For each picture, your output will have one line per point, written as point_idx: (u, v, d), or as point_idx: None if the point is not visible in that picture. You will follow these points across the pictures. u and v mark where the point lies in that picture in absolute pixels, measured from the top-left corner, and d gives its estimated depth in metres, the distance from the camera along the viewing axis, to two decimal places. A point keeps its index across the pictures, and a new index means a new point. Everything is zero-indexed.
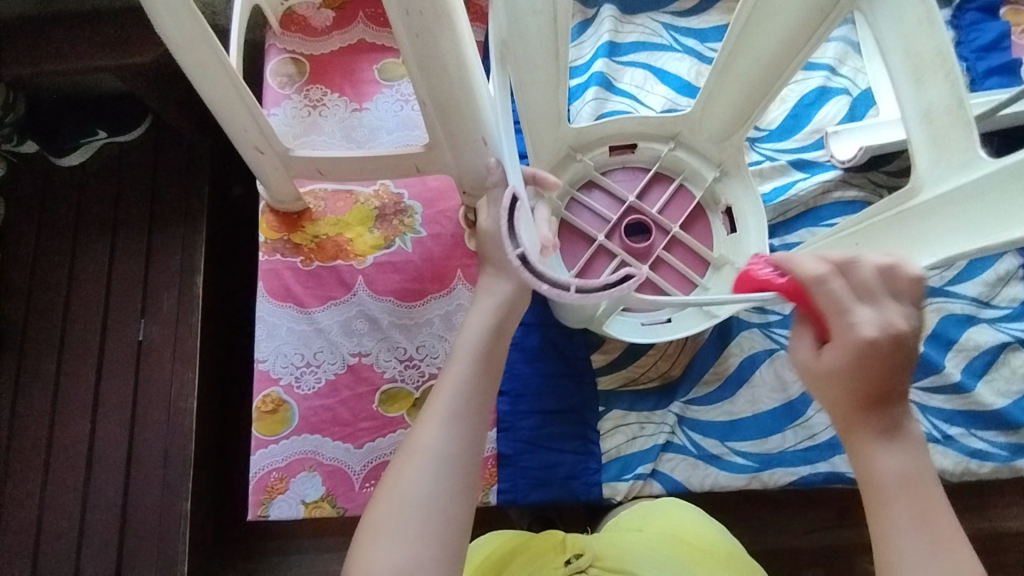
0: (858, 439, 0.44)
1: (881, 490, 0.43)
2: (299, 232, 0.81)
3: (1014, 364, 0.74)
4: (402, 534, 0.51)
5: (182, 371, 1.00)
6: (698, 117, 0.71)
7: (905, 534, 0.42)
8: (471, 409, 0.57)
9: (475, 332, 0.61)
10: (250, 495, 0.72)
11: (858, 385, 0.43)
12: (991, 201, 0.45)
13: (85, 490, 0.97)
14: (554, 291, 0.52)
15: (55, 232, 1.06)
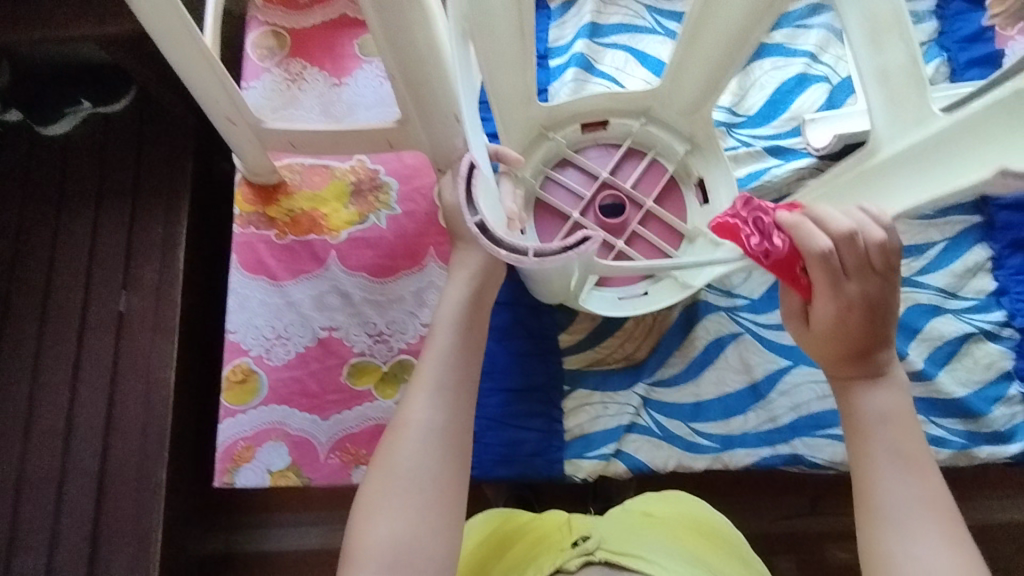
0: (848, 384, 0.58)
1: (872, 439, 0.56)
2: (274, 205, 0.81)
3: (977, 355, 0.75)
4: (400, 503, 0.58)
5: (162, 342, 1.01)
6: (666, 92, 0.70)
7: (901, 493, 0.54)
8: (454, 382, 0.63)
9: (452, 308, 0.66)
10: (218, 462, 0.74)
11: (845, 345, 0.57)
12: (951, 150, 0.48)
13: (65, 455, 0.99)
14: (513, 258, 0.53)
15: (40, 201, 1.08)
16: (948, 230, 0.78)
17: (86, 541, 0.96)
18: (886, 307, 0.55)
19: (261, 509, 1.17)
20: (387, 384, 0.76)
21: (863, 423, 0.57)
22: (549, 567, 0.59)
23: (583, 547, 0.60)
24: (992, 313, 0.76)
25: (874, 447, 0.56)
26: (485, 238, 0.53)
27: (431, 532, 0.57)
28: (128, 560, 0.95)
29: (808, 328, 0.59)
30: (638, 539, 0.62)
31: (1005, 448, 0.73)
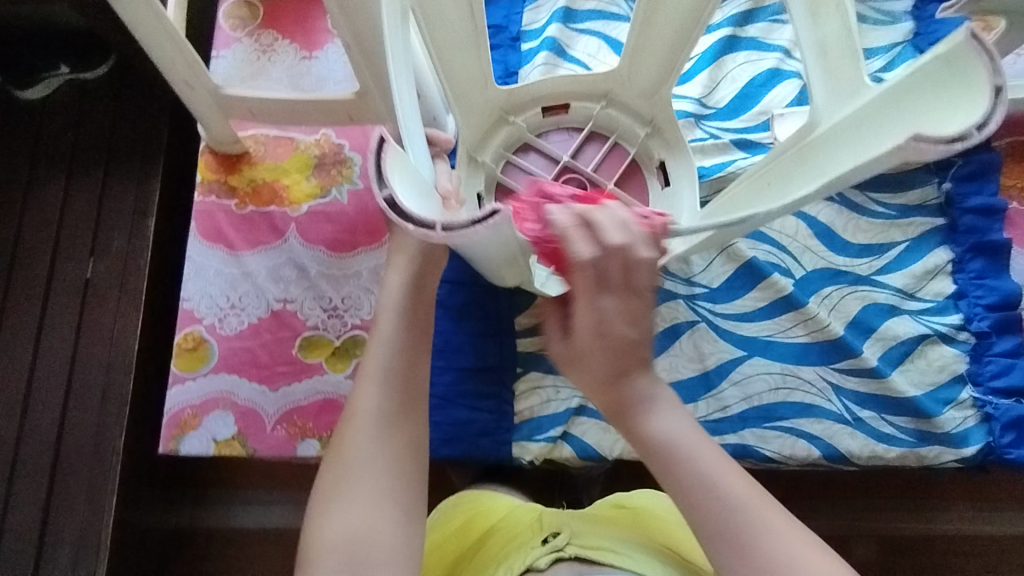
0: (626, 418, 0.51)
1: (674, 466, 0.50)
2: (236, 175, 0.81)
3: (931, 357, 0.75)
4: (359, 498, 0.54)
5: (127, 311, 1.00)
6: (625, 74, 0.71)
7: (714, 501, 0.49)
8: (404, 365, 0.59)
9: (394, 293, 0.62)
10: (163, 428, 0.73)
11: (604, 370, 0.49)
12: (877, 116, 0.49)
13: (22, 419, 0.98)
14: (425, 236, 0.45)
15: (11, 163, 1.06)
16: (911, 232, 0.78)
17: (39, 508, 0.95)
18: (642, 316, 0.47)
19: (227, 483, 1.10)
20: (338, 359, 0.75)
21: (655, 458, 0.50)
22: (520, 566, 0.56)
23: (553, 543, 0.57)
24: (949, 315, 0.76)
25: (686, 475, 0.50)
26: (393, 213, 0.45)
27: (394, 525, 0.54)
28: (81, 529, 0.94)
29: (568, 352, 0.51)
30: (608, 533, 0.60)
31: (956, 450, 0.73)
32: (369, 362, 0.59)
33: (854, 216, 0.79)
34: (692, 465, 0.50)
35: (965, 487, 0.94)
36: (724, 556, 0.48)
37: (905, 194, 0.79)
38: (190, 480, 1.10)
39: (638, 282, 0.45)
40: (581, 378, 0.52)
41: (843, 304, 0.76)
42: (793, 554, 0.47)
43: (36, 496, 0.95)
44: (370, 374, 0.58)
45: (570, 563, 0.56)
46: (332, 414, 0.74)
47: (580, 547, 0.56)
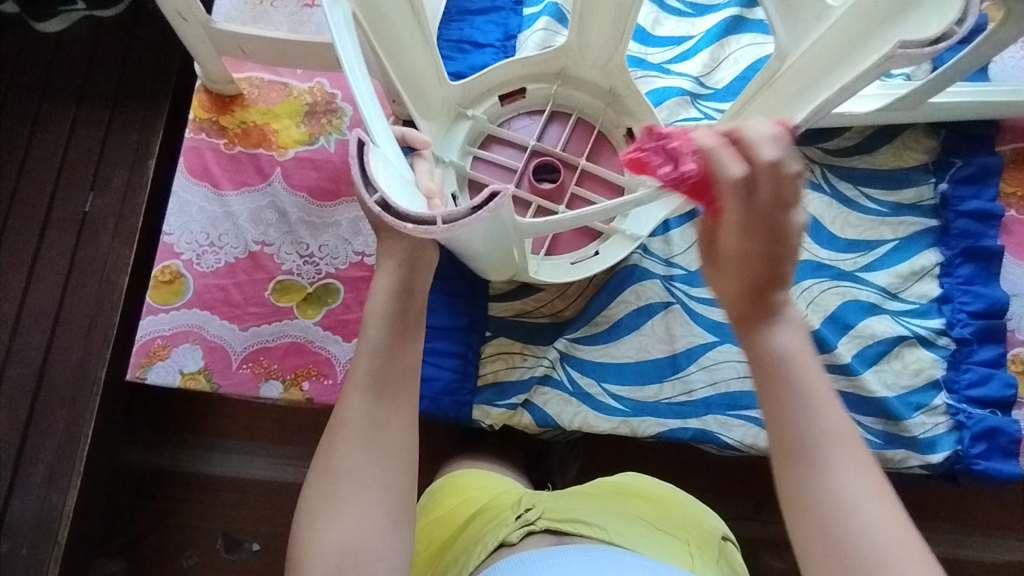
0: (746, 325, 0.51)
1: (784, 387, 0.48)
2: (228, 115, 0.80)
3: (907, 359, 0.73)
4: (343, 512, 0.52)
5: (120, 246, 1.01)
6: (574, 52, 0.72)
7: (816, 428, 0.47)
8: (393, 374, 0.57)
9: (382, 298, 0.57)
10: (133, 356, 0.74)
11: (745, 274, 0.50)
12: (852, 33, 0.52)
13: (10, 342, 0.97)
14: (423, 230, 0.45)
15: (21, 92, 1.04)
16: (901, 231, 0.76)
17: (18, 432, 0.95)
18: (789, 232, 0.49)
19: (213, 430, 1.05)
20: (308, 305, 0.76)
21: (763, 373, 0.49)
22: (493, 541, 0.56)
23: (526, 517, 0.58)
24: (931, 319, 0.74)
25: (788, 395, 0.48)
26: (388, 216, 0.44)
27: (383, 536, 0.52)
28: (57, 454, 0.95)
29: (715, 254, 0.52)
30: (583, 506, 0.60)
31: (923, 456, 0.71)
32: (358, 370, 0.56)
33: (843, 210, 0.77)
34: (792, 385, 0.48)
35: (946, 507, 0.91)
36: (801, 483, 0.47)
37: (899, 192, 0.77)
38: (178, 427, 1.05)
39: (756, 181, 0.46)
40: (718, 280, 0.53)
41: (823, 298, 0.74)
42: (867, 499, 0.45)
43: (15, 419, 0.95)
44: (360, 383, 0.56)
45: (541, 536, 0.56)
46: (298, 357, 0.75)
47: (552, 518, 0.57)
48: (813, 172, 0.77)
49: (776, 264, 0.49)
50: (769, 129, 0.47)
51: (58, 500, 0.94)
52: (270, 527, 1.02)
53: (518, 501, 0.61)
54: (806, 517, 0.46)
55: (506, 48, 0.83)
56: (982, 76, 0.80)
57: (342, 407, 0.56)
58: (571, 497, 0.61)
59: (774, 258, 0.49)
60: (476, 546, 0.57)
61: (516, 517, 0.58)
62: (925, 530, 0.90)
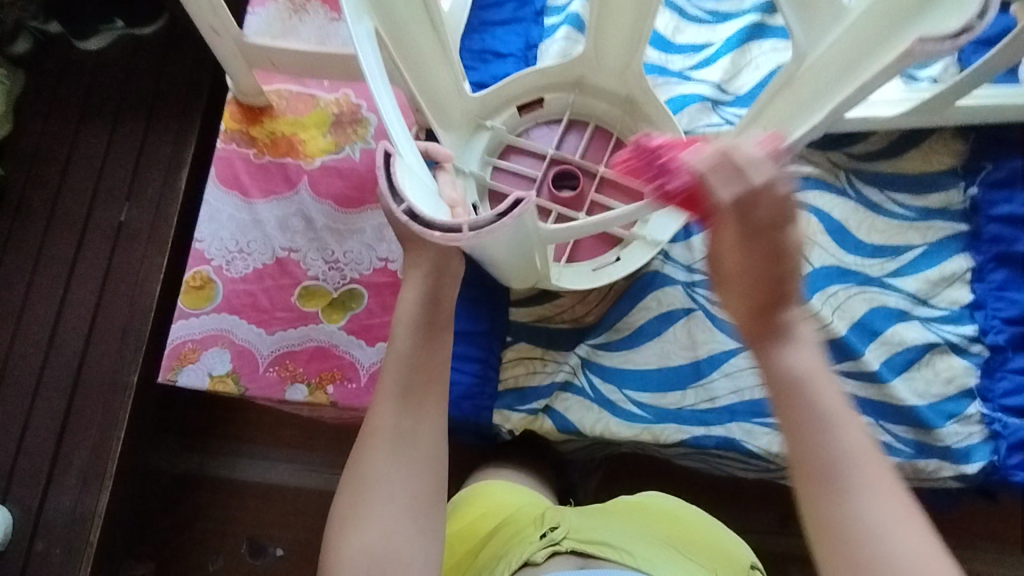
0: (762, 346, 0.49)
1: (802, 412, 0.47)
2: (257, 126, 0.83)
3: (938, 367, 0.71)
4: (378, 520, 0.53)
5: (153, 255, 1.04)
6: (592, 61, 0.72)
7: (840, 448, 0.46)
8: (422, 384, 0.57)
9: (411, 308, 0.57)
10: (164, 359, 0.76)
11: (754, 293, 0.49)
12: (868, 33, 0.53)
13: (48, 347, 1.01)
14: (449, 237, 0.46)
15: (62, 107, 1.09)
16: (930, 235, 0.75)
17: (54, 436, 0.98)
18: (790, 249, 0.48)
19: (238, 435, 1.08)
20: (333, 310, 0.78)
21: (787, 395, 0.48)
22: (516, 561, 0.58)
23: (550, 537, 0.60)
24: (963, 325, 0.72)
25: (810, 418, 0.47)
26: (414, 224, 0.46)
27: (412, 541, 0.53)
28: (92, 455, 0.97)
29: (720, 270, 0.51)
30: (607, 525, 0.61)
31: (957, 466, 0.69)
32: (388, 379, 0.57)
33: (870, 215, 0.76)
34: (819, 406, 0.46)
35: (979, 521, 0.88)
36: (831, 513, 0.45)
37: (926, 197, 0.76)
38: (207, 431, 1.09)
39: (766, 195, 0.46)
40: (725, 294, 0.52)
41: (848, 304, 0.73)
42: (896, 526, 0.44)
43: (51, 423, 0.98)
44: (390, 391, 0.56)
45: (567, 557, 0.58)
46: (323, 361, 0.76)
47: (577, 541, 0.58)
48: (838, 177, 0.76)
49: (777, 268, 0.48)
50: (754, 149, 0.47)
51: (91, 501, 0.96)
52: (294, 533, 1.04)
53: (541, 520, 0.63)
54: (836, 548, 0.45)
55: (527, 58, 0.84)
56: (1010, 78, 0.78)
57: (372, 416, 0.56)
58: (595, 516, 0.63)
59: (776, 270, 0.48)
60: (501, 562, 0.59)
61: (541, 537, 0.60)
62: (961, 546, 0.87)
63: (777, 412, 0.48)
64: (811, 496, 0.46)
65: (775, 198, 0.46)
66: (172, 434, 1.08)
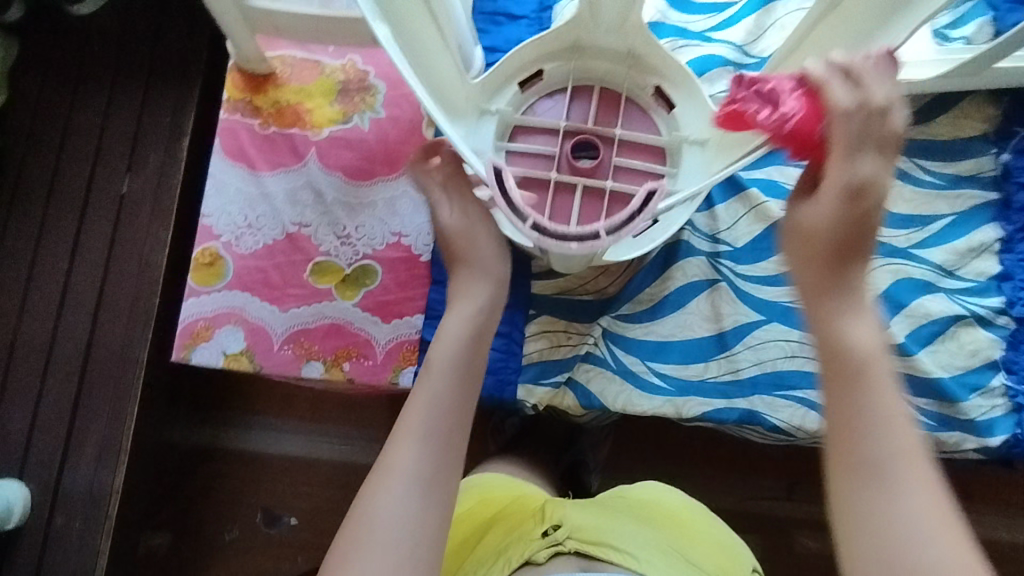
0: (826, 305, 0.50)
1: (855, 382, 0.47)
2: (261, 95, 0.80)
3: (963, 340, 0.70)
4: (380, 558, 0.50)
5: (156, 229, 1.02)
6: (585, 21, 0.68)
7: (883, 440, 0.45)
8: (447, 429, 0.55)
9: (452, 342, 0.58)
10: (176, 337, 0.74)
11: (836, 241, 0.50)
12: None
13: (56, 323, 1.00)
14: (587, 242, 0.57)
15: (56, 75, 1.05)
16: (959, 205, 0.72)
17: (67, 412, 0.98)
18: (869, 230, 0.50)
19: (250, 408, 1.09)
20: (347, 286, 0.76)
21: (834, 344, 0.49)
22: (519, 559, 0.59)
23: (553, 537, 0.60)
24: (989, 297, 0.70)
25: (861, 392, 0.47)
26: (547, 237, 0.56)
27: None
28: (105, 430, 0.97)
29: (800, 225, 0.52)
30: (610, 525, 0.62)
31: (979, 439, 0.69)
32: (415, 416, 0.55)
33: (898, 183, 0.73)
34: (863, 319, 0.50)
35: None
36: (867, 497, 0.45)
37: (957, 163, 0.73)
38: (220, 404, 1.09)
39: (864, 122, 0.49)
40: (795, 252, 0.53)
41: (873, 276, 0.71)
42: (929, 518, 0.43)
43: (63, 399, 0.98)
44: (413, 430, 0.54)
45: (569, 558, 0.59)
46: (338, 338, 0.75)
47: (580, 541, 0.59)
48: None
49: (866, 234, 0.50)
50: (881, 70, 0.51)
51: (108, 475, 0.96)
52: (309, 505, 1.05)
53: (543, 515, 0.63)
54: (859, 536, 0.45)
55: (541, 20, 0.81)
56: None
57: (395, 447, 0.54)
58: (597, 515, 0.63)
59: (863, 226, 0.50)
60: (501, 558, 0.60)
61: (542, 536, 0.60)
62: None
63: (824, 373, 0.49)
64: (835, 397, 0.48)
65: (889, 130, 0.50)
66: (184, 407, 1.08)
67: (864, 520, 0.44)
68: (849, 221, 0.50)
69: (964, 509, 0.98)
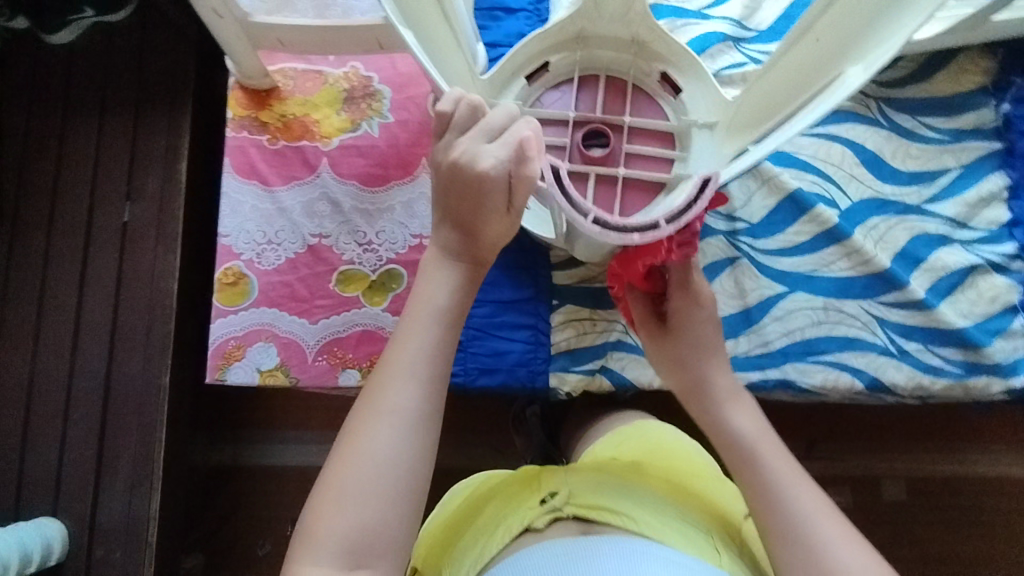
0: (712, 407, 0.62)
1: (763, 472, 0.57)
2: (267, 110, 0.79)
3: (982, 287, 0.72)
4: (371, 497, 0.49)
5: (164, 254, 0.95)
6: (590, 10, 0.66)
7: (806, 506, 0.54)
8: (437, 369, 0.53)
9: (437, 292, 0.54)
10: (208, 359, 0.75)
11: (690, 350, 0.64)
12: None
13: (71, 359, 0.94)
14: (649, 233, 0.53)
15: (40, 102, 0.97)
16: (965, 157, 0.74)
17: (92, 456, 0.93)
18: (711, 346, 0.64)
19: (270, 423, 1.09)
20: (374, 292, 0.77)
21: (695, 395, 0.64)
22: (517, 526, 0.60)
23: (551, 503, 0.61)
24: (1003, 245, 0.73)
25: (767, 477, 0.56)
26: (615, 231, 0.52)
27: (400, 526, 0.50)
28: (135, 460, 0.93)
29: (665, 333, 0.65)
30: (609, 488, 0.63)
31: (1005, 381, 0.71)
32: (401, 358, 0.52)
33: (903, 142, 0.75)
34: (719, 366, 0.64)
35: None
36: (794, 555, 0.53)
37: (959, 117, 0.75)
38: (240, 422, 1.10)
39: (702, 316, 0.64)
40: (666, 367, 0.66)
41: (890, 235, 0.73)
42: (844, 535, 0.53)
43: (85, 441, 0.93)
44: (402, 370, 0.52)
45: (568, 522, 0.59)
46: (372, 345, 0.76)
47: (576, 508, 0.60)
48: (868, 108, 0.75)
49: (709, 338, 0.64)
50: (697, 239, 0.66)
51: (142, 506, 0.92)
52: None
53: (539, 484, 0.64)
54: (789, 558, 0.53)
55: (539, 12, 0.81)
56: None
57: (382, 391, 0.52)
58: (597, 480, 0.64)
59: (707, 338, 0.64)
60: (501, 528, 0.61)
61: (542, 505, 0.61)
62: None
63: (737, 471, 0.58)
64: (700, 416, 0.63)
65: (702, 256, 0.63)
66: (206, 428, 1.08)
67: (771, 518, 0.54)
68: (697, 331, 0.64)
69: (960, 448, 1.06)
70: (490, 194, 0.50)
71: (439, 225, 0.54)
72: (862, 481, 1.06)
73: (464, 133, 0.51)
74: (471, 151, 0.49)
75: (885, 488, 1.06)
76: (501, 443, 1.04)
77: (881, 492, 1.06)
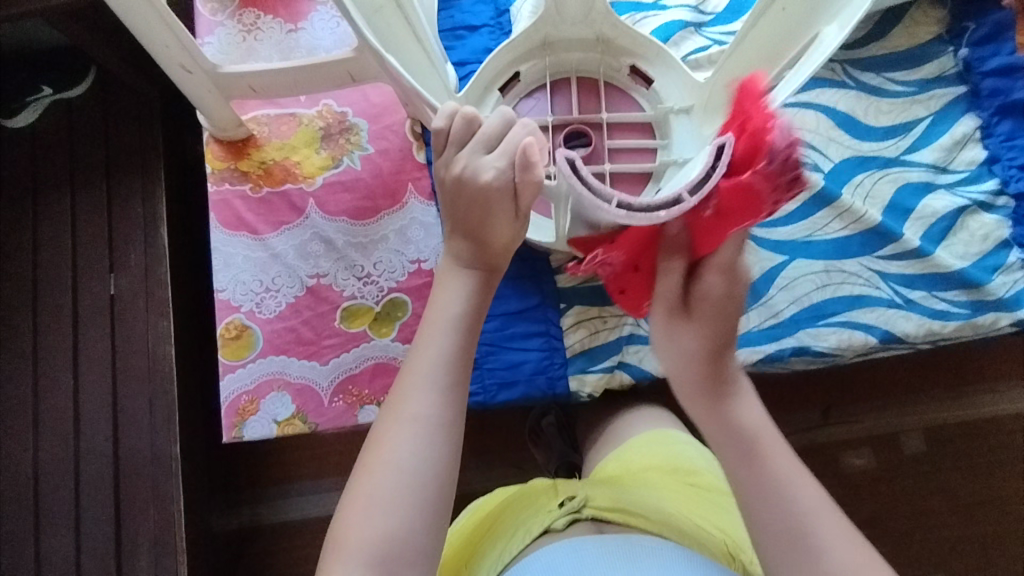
0: (720, 406, 0.53)
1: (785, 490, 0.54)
2: (246, 159, 0.79)
3: (973, 227, 0.74)
4: (399, 504, 0.49)
5: (156, 320, 0.89)
6: (552, 16, 0.66)
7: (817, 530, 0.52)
8: (456, 376, 0.54)
9: (451, 304, 0.55)
10: (223, 418, 0.74)
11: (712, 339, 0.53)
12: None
13: (77, 443, 0.88)
14: (674, 210, 0.47)
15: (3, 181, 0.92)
16: (934, 105, 0.76)
17: (110, 543, 0.86)
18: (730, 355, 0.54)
19: (287, 477, 1.07)
20: (381, 324, 0.76)
21: (708, 387, 0.53)
22: (538, 528, 0.59)
23: (569, 506, 0.61)
24: (985, 183, 0.75)
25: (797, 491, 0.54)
26: (637, 215, 0.47)
27: (429, 533, 0.50)
28: (156, 535, 0.87)
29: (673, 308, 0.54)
30: (626, 493, 0.63)
31: (1011, 314, 0.72)
32: (420, 366, 0.53)
33: (874, 99, 0.76)
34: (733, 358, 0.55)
35: None
36: None
37: (922, 68, 0.77)
38: (258, 479, 1.07)
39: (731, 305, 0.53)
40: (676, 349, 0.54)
41: (876, 189, 0.75)
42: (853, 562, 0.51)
43: (102, 529, 0.87)
44: (423, 378, 0.53)
45: (586, 523, 0.59)
46: (386, 377, 0.75)
47: (595, 508, 0.60)
48: (835, 71, 0.77)
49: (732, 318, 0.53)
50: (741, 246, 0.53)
51: None
52: None
53: (555, 491, 0.64)
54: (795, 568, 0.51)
55: (501, 25, 0.82)
56: None
57: (403, 399, 0.52)
58: (618, 490, 0.63)
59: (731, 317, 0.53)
60: (519, 532, 0.60)
61: (560, 507, 0.61)
62: None
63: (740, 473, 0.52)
64: (701, 409, 0.53)
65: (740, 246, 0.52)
66: (223, 493, 1.05)
67: None
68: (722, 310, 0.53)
69: (974, 392, 1.07)
70: (498, 203, 0.52)
71: (453, 236, 0.56)
72: (886, 439, 1.06)
73: (463, 146, 0.52)
74: (472, 164, 0.51)
75: (905, 442, 1.06)
76: (522, 458, 1.02)
77: (902, 446, 1.06)
